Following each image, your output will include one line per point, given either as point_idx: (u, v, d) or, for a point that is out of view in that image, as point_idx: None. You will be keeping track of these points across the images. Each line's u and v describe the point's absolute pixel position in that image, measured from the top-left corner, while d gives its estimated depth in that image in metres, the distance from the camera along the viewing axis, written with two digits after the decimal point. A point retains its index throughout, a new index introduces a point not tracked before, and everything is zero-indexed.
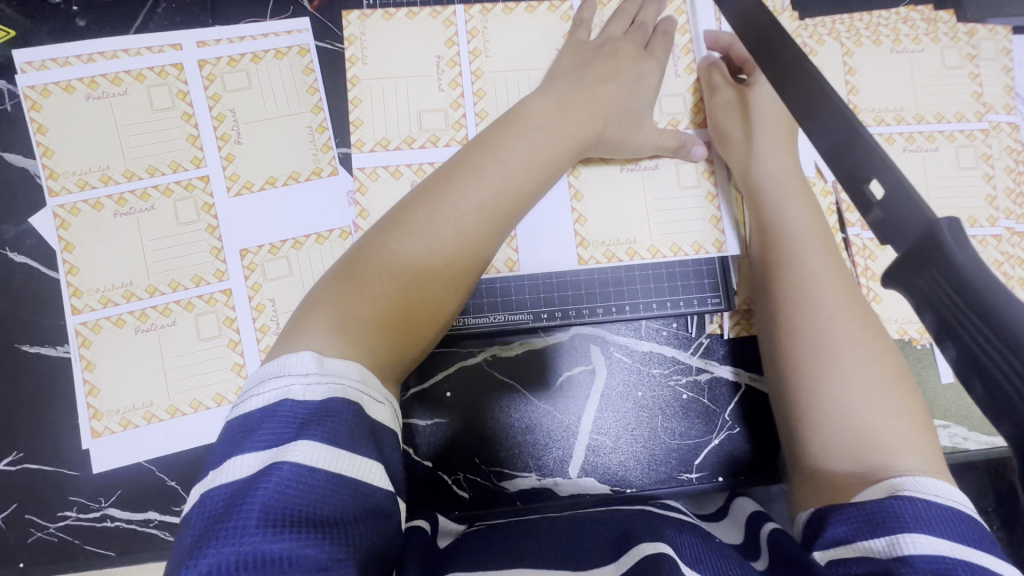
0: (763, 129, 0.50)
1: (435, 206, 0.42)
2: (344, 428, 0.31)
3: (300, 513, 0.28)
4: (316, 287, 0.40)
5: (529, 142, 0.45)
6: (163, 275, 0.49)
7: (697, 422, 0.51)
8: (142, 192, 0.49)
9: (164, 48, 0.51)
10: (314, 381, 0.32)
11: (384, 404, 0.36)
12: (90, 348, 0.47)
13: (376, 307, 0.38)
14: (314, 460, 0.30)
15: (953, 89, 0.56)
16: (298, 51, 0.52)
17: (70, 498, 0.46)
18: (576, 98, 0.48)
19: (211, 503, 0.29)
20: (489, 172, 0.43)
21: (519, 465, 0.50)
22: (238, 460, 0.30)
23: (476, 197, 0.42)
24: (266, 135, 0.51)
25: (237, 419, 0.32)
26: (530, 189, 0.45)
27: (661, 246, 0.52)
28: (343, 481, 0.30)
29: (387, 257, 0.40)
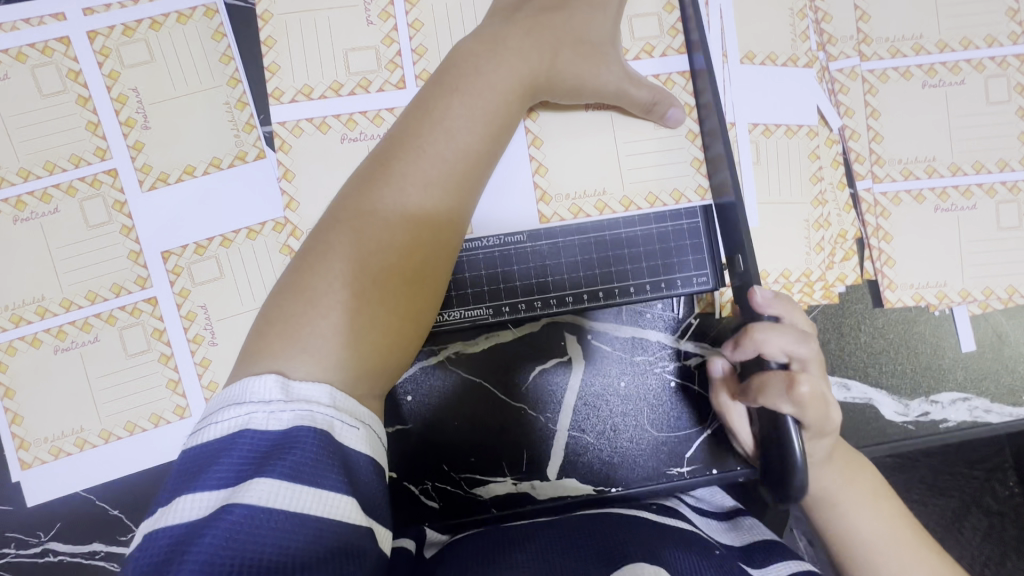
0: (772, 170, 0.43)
1: (377, 196, 0.35)
2: (309, 460, 0.25)
3: (252, 564, 0.23)
4: (287, 291, 0.32)
5: (465, 98, 0.38)
6: (78, 287, 0.43)
7: (688, 412, 0.46)
8: (42, 192, 0.43)
9: (45, 20, 0.43)
10: (278, 409, 0.27)
11: (367, 425, 0.29)
12: (7, 373, 0.43)
13: (365, 310, 0.32)
14: (272, 501, 0.24)
15: (983, 8, 0.47)
16: (204, 12, 0.44)
17: (7, 534, 0.43)
18: (525, 40, 0.40)
19: (154, 550, 0.24)
20: (434, 141, 0.36)
21: (491, 470, 0.46)
22: (188, 500, 0.25)
23: (422, 174, 0.36)
24: (176, 117, 0.44)
25: (191, 451, 0.26)
26: (483, 161, 0.38)
27: (636, 197, 0.44)
28: (308, 522, 0.25)
29: (354, 250, 0.33)
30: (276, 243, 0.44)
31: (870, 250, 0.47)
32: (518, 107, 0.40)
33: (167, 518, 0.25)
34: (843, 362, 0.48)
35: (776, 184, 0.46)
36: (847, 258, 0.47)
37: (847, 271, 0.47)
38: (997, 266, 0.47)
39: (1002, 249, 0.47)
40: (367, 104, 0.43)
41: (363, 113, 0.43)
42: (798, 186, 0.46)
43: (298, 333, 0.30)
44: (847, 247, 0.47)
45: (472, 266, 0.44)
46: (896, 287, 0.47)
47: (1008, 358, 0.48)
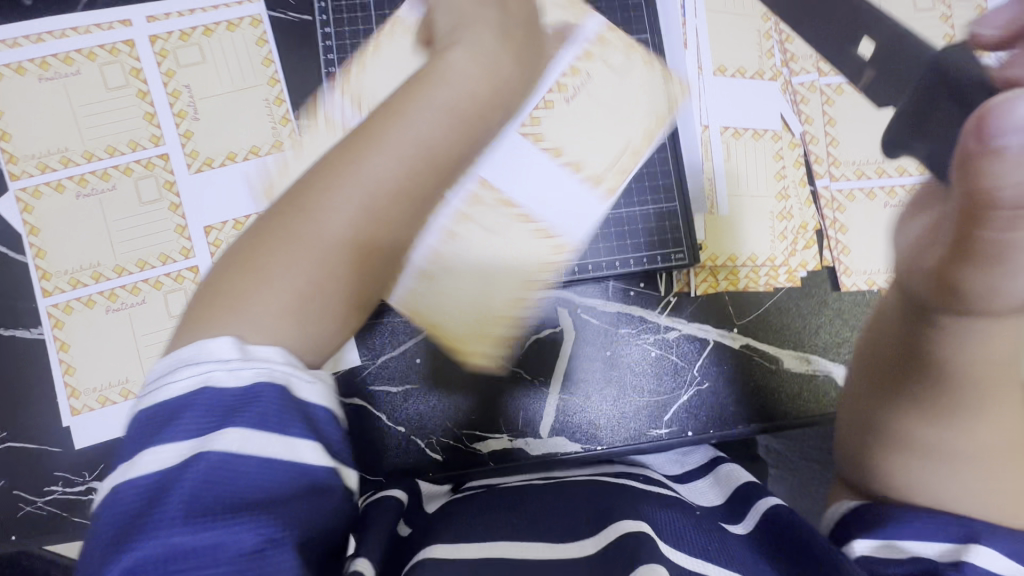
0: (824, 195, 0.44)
1: (360, 145, 0.31)
2: (271, 413, 0.26)
3: (227, 505, 0.25)
4: (267, 228, 0.31)
5: (467, 58, 0.36)
6: (130, 255, 0.49)
7: (666, 379, 0.52)
8: (103, 172, 0.49)
9: (114, 25, 0.50)
10: (237, 367, 0.27)
11: (325, 378, 0.30)
12: (64, 329, 0.48)
13: (346, 259, 0.30)
14: (242, 448, 0.26)
15: (926, 32, 0.54)
16: (250, 22, 0.51)
17: (55, 473, 0.47)
18: None
19: (121, 504, 0.25)
20: (414, 113, 0.33)
21: (491, 427, 0.51)
22: (153, 456, 0.25)
23: (409, 134, 0.32)
24: (222, 111, 0.51)
25: (147, 411, 0.27)
26: (460, 151, 0.39)
27: (620, 183, 0.52)
28: (277, 465, 0.26)
29: (339, 192, 0.31)
30: None
31: (828, 239, 0.53)
32: None
33: (131, 473, 0.25)
34: (810, 341, 0.53)
35: (745, 180, 0.53)
36: (808, 246, 0.53)
37: (808, 258, 0.53)
38: None
39: None
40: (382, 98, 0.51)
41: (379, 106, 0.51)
42: (765, 182, 0.53)
43: (277, 267, 0.29)
44: (808, 236, 0.53)
45: (476, 243, 0.50)
46: (851, 273, 0.53)
47: None
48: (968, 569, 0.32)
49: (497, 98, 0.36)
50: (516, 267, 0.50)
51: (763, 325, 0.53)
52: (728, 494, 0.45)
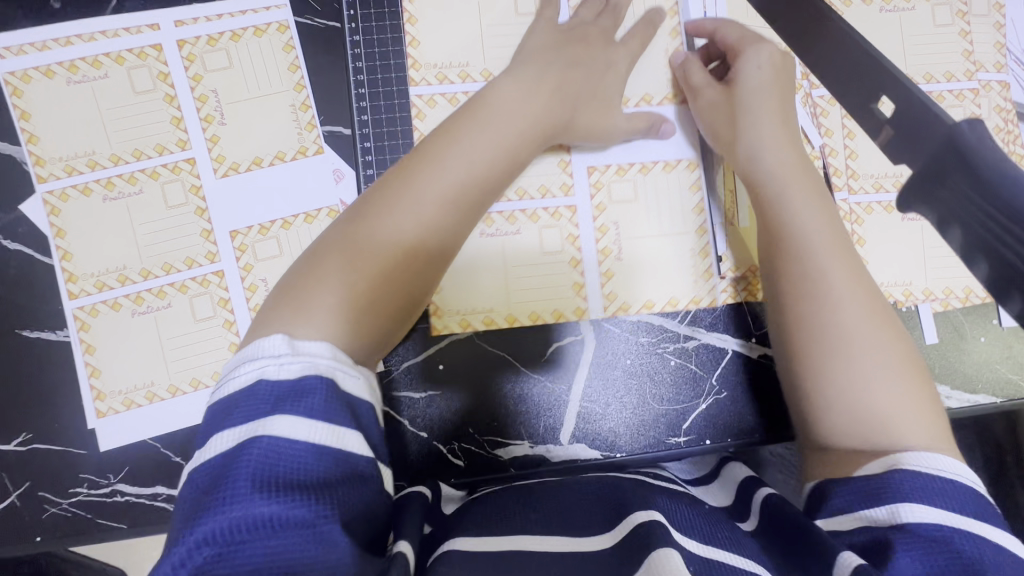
0: (755, 123, 0.47)
1: (423, 176, 0.41)
2: (323, 403, 0.31)
3: (285, 485, 0.28)
4: (342, 237, 0.39)
5: (494, 125, 0.45)
6: (155, 259, 0.49)
7: (685, 388, 0.52)
8: (130, 176, 0.50)
9: (142, 29, 0.50)
10: (287, 361, 0.32)
11: (365, 376, 0.35)
12: (90, 332, 0.48)
13: (388, 268, 0.39)
14: (292, 434, 0.29)
15: (944, 48, 0.55)
16: (277, 28, 0.51)
17: (80, 475, 0.48)
18: (549, 59, 0.49)
19: (200, 475, 0.29)
20: (453, 158, 0.43)
21: (512, 434, 0.51)
22: (217, 436, 0.30)
23: (445, 182, 0.42)
24: (248, 116, 0.51)
25: (219, 401, 0.32)
26: (496, 176, 0.45)
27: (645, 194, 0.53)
28: (328, 453, 0.30)
29: (397, 223, 0.39)
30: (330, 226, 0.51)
31: None
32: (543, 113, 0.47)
33: (205, 457, 0.30)
34: None
35: None
36: None
37: None
38: (953, 271, 0.54)
39: None
40: (445, 87, 0.51)
41: (442, 95, 0.51)
42: None
43: (352, 261, 0.38)
44: None
45: (527, 239, 0.52)
46: None
47: (966, 351, 0.55)
48: (914, 528, 0.32)
49: (513, 164, 0.46)
50: (556, 257, 0.52)
51: None
52: (733, 492, 0.45)
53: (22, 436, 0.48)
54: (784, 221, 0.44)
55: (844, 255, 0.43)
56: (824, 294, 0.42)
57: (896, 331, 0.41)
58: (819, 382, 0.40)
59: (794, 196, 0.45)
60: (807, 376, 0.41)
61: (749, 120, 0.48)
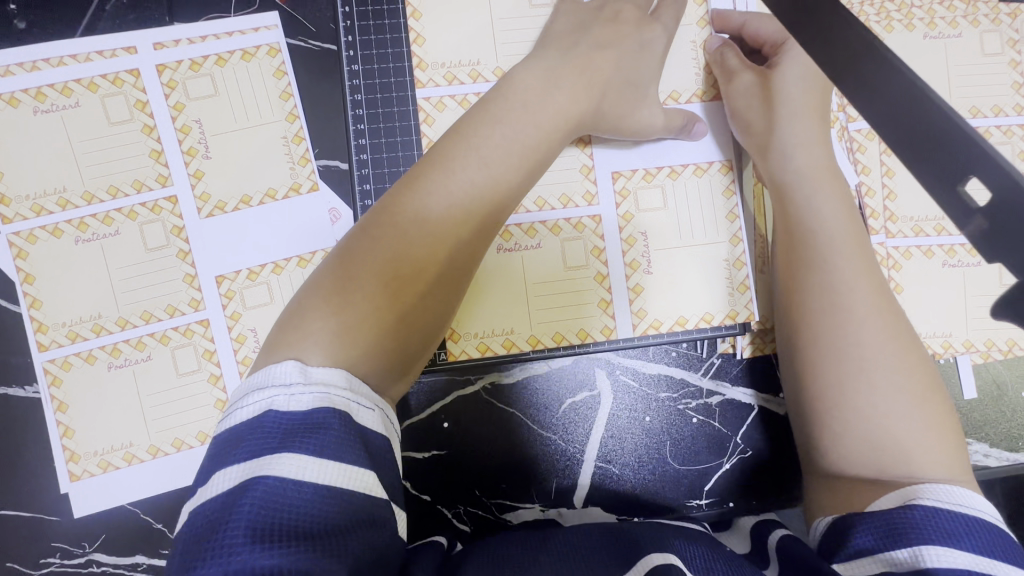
0: (790, 118, 0.44)
1: (423, 189, 0.38)
2: (334, 439, 0.28)
3: (289, 530, 0.26)
4: (337, 266, 0.36)
5: (506, 127, 0.40)
6: (134, 306, 0.45)
7: (707, 447, 0.49)
8: (105, 216, 0.45)
9: (117, 53, 0.45)
10: (298, 391, 0.30)
11: (380, 408, 0.33)
12: (61, 387, 0.44)
13: (382, 298, 0.35)
14: (300, 474, 0.27)
15: (992, 79, 0.51)
16: (267, 51, 0.46)
17: (53, 544, 0.44)
18: (569, 70, 0.43)
19: (198, 522, 0.27)
20: (464, 164, 0.39)
21: (522, 497, 0.48)
22: (219, 475, 0.28)
23: (450, 194, 0.38)
24: (235, 148, 0.46)
25: (222, 435, 0.29)
26: (517, 184, 0.40)
27: (667, 231, 0.47)
28: (337, 493, 0.27)
29: (393, 242, 0.36)
30: None
31: None
32: (559, 145, 0.42)
33: (205, 497, 0.27)
34: None
35: None
36: None
37: None
38: (998, 322, 0.50)
39: None
40: (455, 89, 0.46)
41: (451, 97, 0.46)
42: None
43: (342, 295, 0.35)
44: None
45: (548, 255, 0.47)
46: None
47: (1007, 406, 0.51)
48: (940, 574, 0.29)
49: (533, 171, 0.41)
50: (579, 273, 0.47)
51: None
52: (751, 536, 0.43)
53: None
54: (808, 226, 0.42)
55: (868, 268, 0.40)
56: (846, 306, 0.39)
57: (922, 356, 0.38)
58: (835, 390, 0.38)
59: (822, 200, 0.42)
60: (821, 384, 0.38)
61: (783, 115, 0.44)
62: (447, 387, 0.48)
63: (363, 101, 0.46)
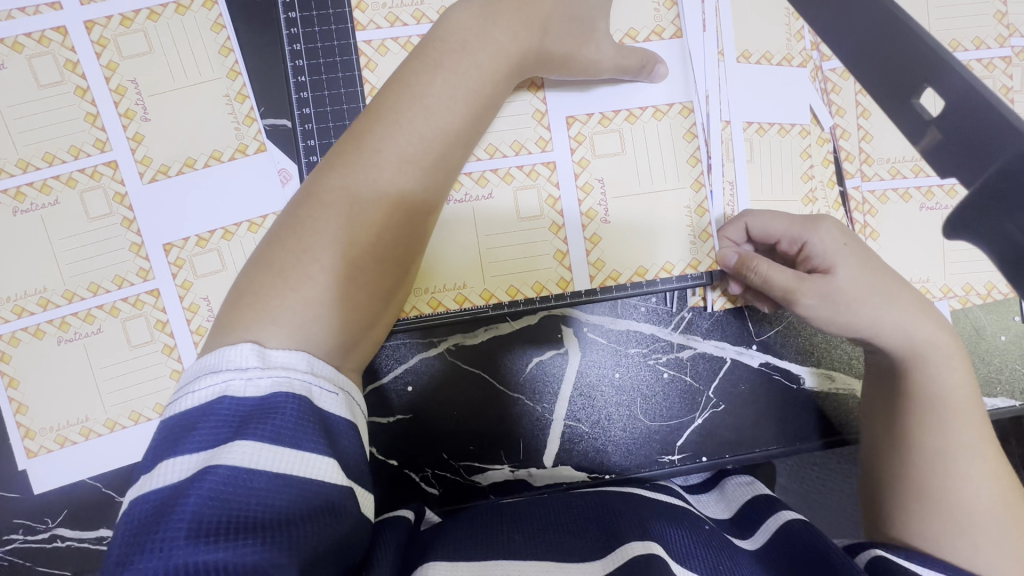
0: (842, 256, 0.40)
1: (369, 158, 0.35)
2: (291, 424, 0.26)
3: (238, 523, 0.23)
4: (285, 234, 0.34)
5: (447, 75, 0.38)
6: (81, 279, 0.44)
7: (679, 402, 0.48)
8: (42, 184, 0.43)
9: (41, 9, 0.42)
10: (255, 375, 0.27)
11: (344, 391, 0.30)
12: (11, 364, 0.43)
13: (351, 261, 0.34)
14: (252, 462, 0.25)
15: (972, 10, 0.48)
16: (202, 3, 0.44)
17: (15, 521, 0.43)
18: (506, 6, 0.40)
19: (137, 515, 0.24)
20: (412, 119, 0.37)
21: (491, 458, 0.47)
22: (165, 465, 0.25)
23: (398, 152, 0.36)
24: (176, 110, 0.44)
25: (170, 421, 0.27)
26: (464, 134, 0.39)
27: (630, 182, 0.45)
28: (294, 483, 0.25)
29: (354, 218, 0.34)
30: None
31: None
32: (501, 87, 0.40)
33: (148, 486, 0.25)
34: (833, 358, 0.49)
35: (771, 182, 0.47)
36: None
37: None
38: (976, 264, 0.49)
39: (983, 246, 0.48)
40: (397, 31, 0.44)
41: (394, 39, 0.44)
42: (791, 182, 0.47)
43: (296, 264, 0.32)
44: None
45: (501, 205, 0.45)
46: None
47: (985, 351, 0.50)
48: None
49: (477, 123, 0.40)
50: (533, 223, 0.45)
51: (785, 342, 0.49)
52: (738, 505, 0.42)
53: None
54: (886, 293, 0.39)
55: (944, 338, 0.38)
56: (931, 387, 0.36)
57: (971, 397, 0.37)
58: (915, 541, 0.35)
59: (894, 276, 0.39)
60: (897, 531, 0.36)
61: (877, 304, 0.38)
62: (411, 350, 0.46)
63: (303, 50, 0.44)
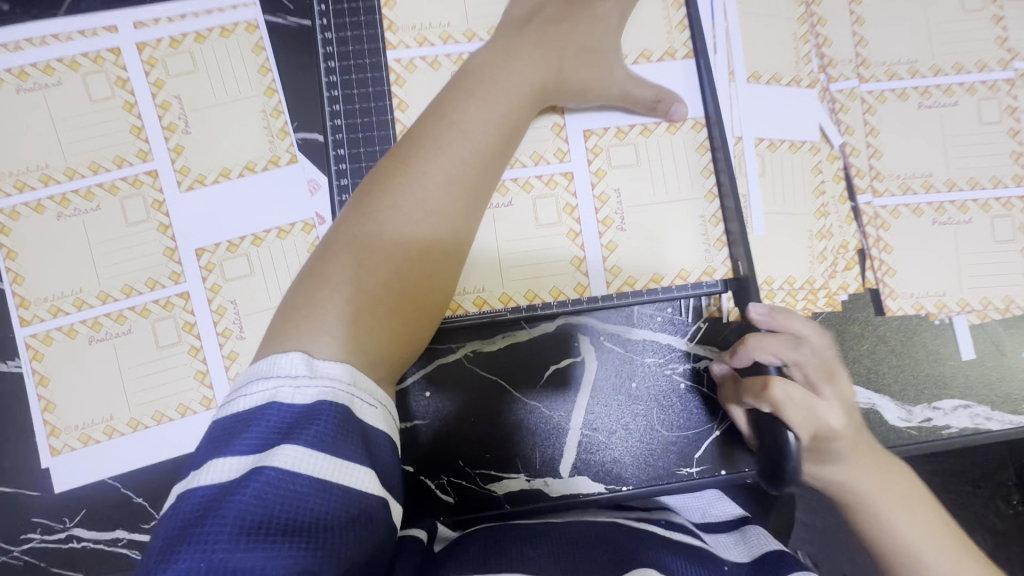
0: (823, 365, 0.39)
1: (411, 179, 0.38)
2: (334, 432, 0.28)
3: (279, 525, 0.25)
4: (336, 249, 0.36)
5: (480, 102, 0.40)
6: (115, 281, 0.45)
7: (697, 413, 0.48)
8: (86, 191, 0.46)
9: (98, 32, 0.46)
10: (303, 384, 0.29)
11: (382, 405, 0.32)
12: (43, 362, 0.44)
13: (400, 273, 0.35)
14: (297, 466, 0.26)
15: (974, 35, 0.50)
16: (245, 27, 0.47)
17: (33, 520, 0.44)
18: (526, 40, 0.43)
19: (187, 507, 0.26)
20: (451, 143, 0.39)
21: (507, 465, 0.47)
22: (215, 463, 0.27)
23: (441, 171, 0.38)
24: (215, 124, 0.47)
25: (222, 421, 0.28)
26: (496, 157, 0.41)
27: (646, 197, 0.47)
28: (332, 488, 0.27)
29: (404, 236, 0.36)
30: (305, 242, 0.46)
31: (872, 260, 0.49)
32: (526, 111, 0.42)
33: (199, 479, 0.27)
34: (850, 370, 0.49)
35: (781, 197, 0.49)
36: (849, 268, 0.49)
37: (849, 280, 0.49)
38: (993, 278, 0.49)
39: (998, 262, 0.49)
40: (425, 50, 0.47)
41: (422, 58, 0.47)
42: (802, 197, 0.49)
43: (345, 278, 0.34)
44: (849, 257, 0.49)
45: (519, 213, 0.46)
46: (897, 296, 0.49)
47: (1008, 367, 0.49)
48: None
49: (508, 144, 0.41)
50: (551, 229, 0.47)
51: None
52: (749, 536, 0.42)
53: None
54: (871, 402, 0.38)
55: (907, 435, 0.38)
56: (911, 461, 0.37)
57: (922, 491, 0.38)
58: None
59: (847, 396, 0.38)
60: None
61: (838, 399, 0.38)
62: (429, 355, 0.47)
63: (336, 68, 0.47)
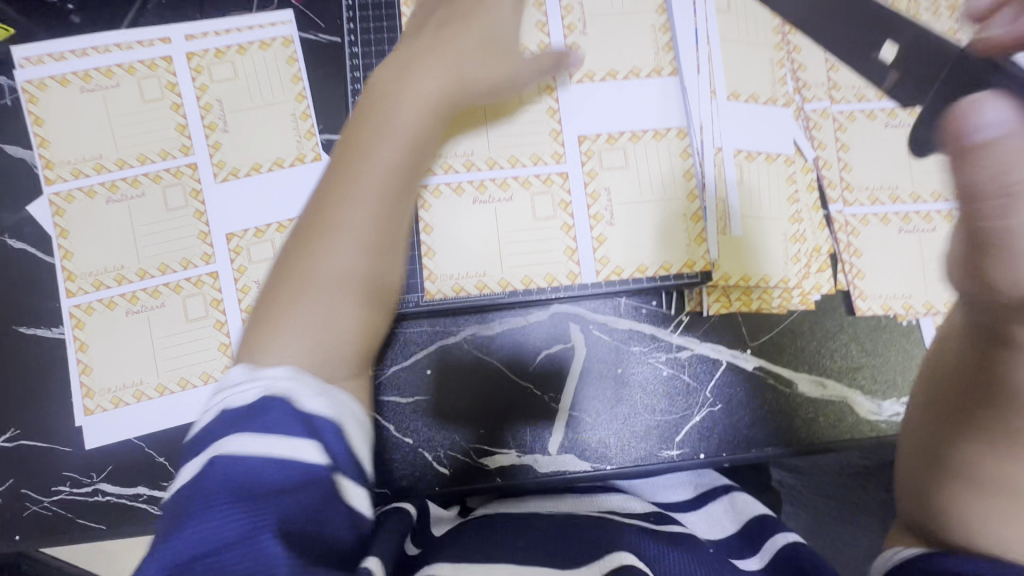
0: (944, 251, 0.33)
1: (349, 191, 0.35)
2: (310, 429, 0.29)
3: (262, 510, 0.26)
4: (287, 268, 0.34)
5: (420, 84, 0.40)
6: (153, 259, 0.51)
7: (677, 399, 0.51)
8: (133, 180, 0.51)
9: (154, 42, 0.53)
10: (286, 382, 0.30)
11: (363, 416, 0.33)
12: (83, 329, 0.49)
13: (354, 282, 0.34)
14: (279, 457, 0.27)
15: None
16: (281, 42, 0.53)
17: (64, 474, 0.48)
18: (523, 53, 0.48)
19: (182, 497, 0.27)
20: (391, 127, 0.38)
21: (500, 441, 0.50)
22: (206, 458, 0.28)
23: (384, 160, 0.36)
24: (250, 123, 0.53)
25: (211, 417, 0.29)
26: (433, 141, 0.40)
27: (632, 199, 0.52)
28: (310, 482, 0.27)
29: (355, 243, 0.34)
30: None
31: (843, 264, 0.53)
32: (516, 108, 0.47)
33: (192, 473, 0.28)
34: (823, 365, 0.52)
35: (759, 202, 0.53)
36: (822, 270, 0.53)
37: (822, 281, 0.53)
38: None
39: None
40: None
41: None
42: (778, 204, 0.53)
43: (300, 294, 0.33)
44: (822, 260, 0.53)
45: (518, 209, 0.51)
46: (867, 297, 0.52)
47: None
48: None
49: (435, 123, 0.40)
50: (547, 223, 0.51)
51: (775, 348, 0.52)
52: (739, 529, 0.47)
53: (10, 432, 0.48)
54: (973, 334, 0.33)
55: None
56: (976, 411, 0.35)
57: None
58: None
59: None
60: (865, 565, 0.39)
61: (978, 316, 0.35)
62: (431, 336, 0.51)
63: (361, 77, 0.53)
